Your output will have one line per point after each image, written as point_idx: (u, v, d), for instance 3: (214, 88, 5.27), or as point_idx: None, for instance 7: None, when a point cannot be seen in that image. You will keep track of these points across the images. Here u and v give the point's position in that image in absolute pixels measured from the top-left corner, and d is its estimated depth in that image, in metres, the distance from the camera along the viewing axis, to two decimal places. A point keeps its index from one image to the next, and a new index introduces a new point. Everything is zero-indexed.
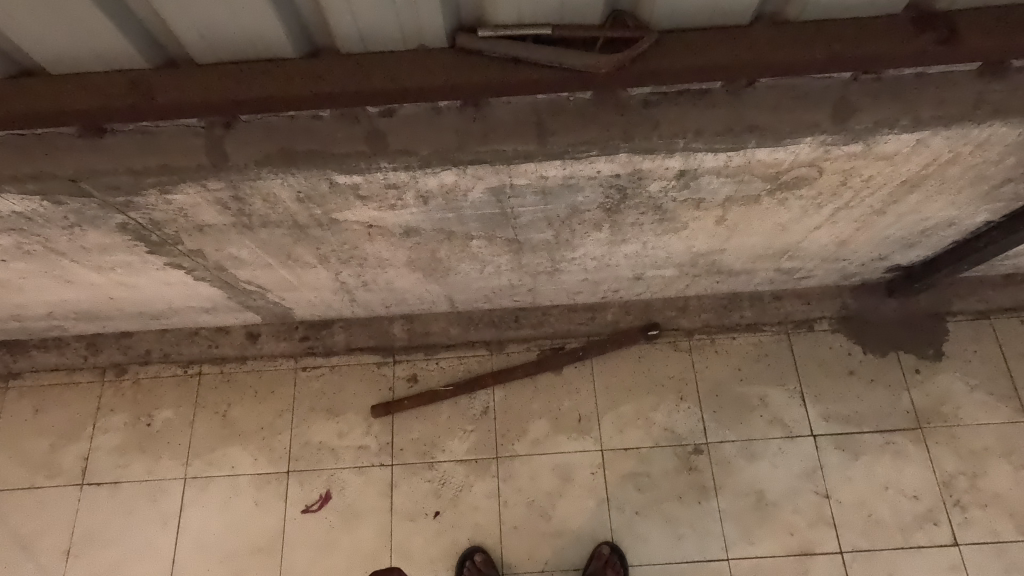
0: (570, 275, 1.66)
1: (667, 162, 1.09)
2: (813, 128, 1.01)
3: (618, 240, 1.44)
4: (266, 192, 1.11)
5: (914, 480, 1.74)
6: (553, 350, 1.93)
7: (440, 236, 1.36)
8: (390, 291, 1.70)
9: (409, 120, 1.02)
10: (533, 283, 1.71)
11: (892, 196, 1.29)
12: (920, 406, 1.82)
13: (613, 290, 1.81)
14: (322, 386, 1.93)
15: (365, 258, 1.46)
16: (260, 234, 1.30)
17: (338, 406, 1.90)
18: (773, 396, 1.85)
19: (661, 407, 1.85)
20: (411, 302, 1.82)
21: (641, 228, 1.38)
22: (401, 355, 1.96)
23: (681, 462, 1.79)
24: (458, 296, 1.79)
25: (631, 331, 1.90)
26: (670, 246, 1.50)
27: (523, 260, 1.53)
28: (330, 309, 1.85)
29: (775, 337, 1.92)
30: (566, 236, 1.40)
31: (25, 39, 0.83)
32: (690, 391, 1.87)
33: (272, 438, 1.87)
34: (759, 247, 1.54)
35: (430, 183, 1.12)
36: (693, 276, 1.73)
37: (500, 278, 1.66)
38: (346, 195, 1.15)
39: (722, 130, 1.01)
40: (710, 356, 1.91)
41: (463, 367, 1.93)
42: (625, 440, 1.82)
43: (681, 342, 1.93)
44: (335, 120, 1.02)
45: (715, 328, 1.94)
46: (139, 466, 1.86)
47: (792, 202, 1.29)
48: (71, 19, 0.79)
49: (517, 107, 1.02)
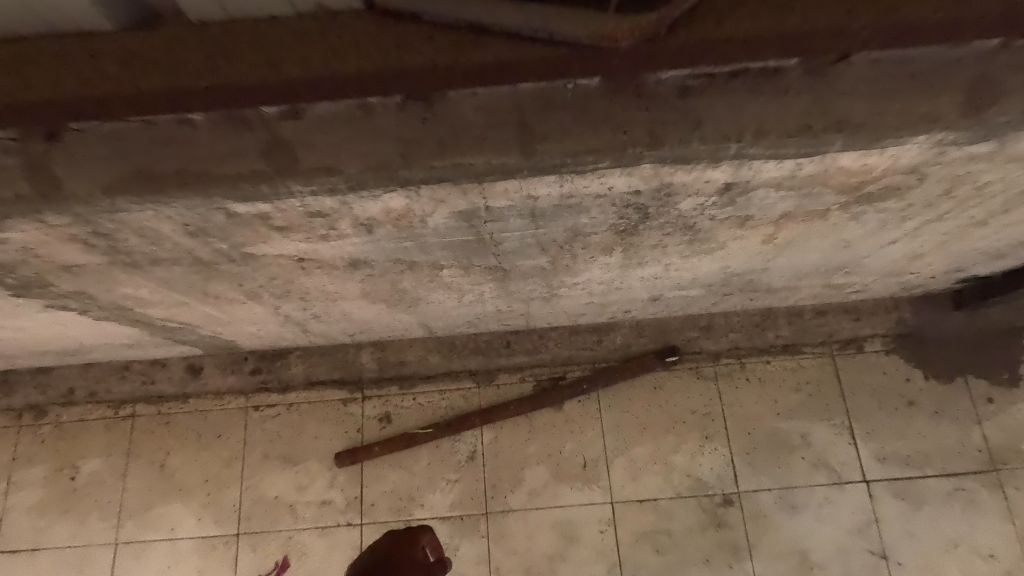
0: (571, 299, 1.33)
1: (707, 175, 0.77)
2: (931, 123, 0.68)
3: (633, 264, 1.11)
4: (138, 227, 0.78)
5: (989, 535, 1.45)
6: (551, 381, 1.63)
7: (398, 267, 1.03)
8: (349, 321, 1.38)
9: (326, 124, 0.67)
10: (525, 308, 1.39)
11: (1005, 206, 0.96)
12: (994, 443, 1.52)
13: (624, 311, 1.49)
14: (278, 429, 1.64)
15: (307, 292, 1.14)
16: (155, 273, 0.97)
17: (297, 452, 1.61)
18: (816, 433, 1.55)
19: (683, 450, 1.55)
20: (378, 330, 1.50)
21: (663, 250, 1.05)
22: (371, 389, 1.66)
23: (707, 516, 1.50)
24: (434, 323, 1.47)
25: (646, 358, 1.58)
26: (698, 267, 1.17)
27: (511, 287, 1.20)
28: (282, 339, 1.53)
29: (817, 361, 1.61)
30: (566, 261, 1.07)
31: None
32: (716, 429, 1.56)
33: (219, 493, 1.58)
34: (811, 264, 1.21)
35: (371, 208, 0.79)
36: (723, 295, 1.41)
37: (484, 306, 1.33)
38: (256, 227, 0.82)
39: (796, 129, 0.68)
40: (739, 385, 1.60)
41: (445, 403, 1.63)
42: (641, 490, 1.52)
43: (704, 369, 1.62)
44: (214, 126, 0.67)
45: (744, 350, 1.62)
46: (62, 529, 1.56)
47: (869, 216, 0.95)
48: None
49: (489, 101, 0.66)
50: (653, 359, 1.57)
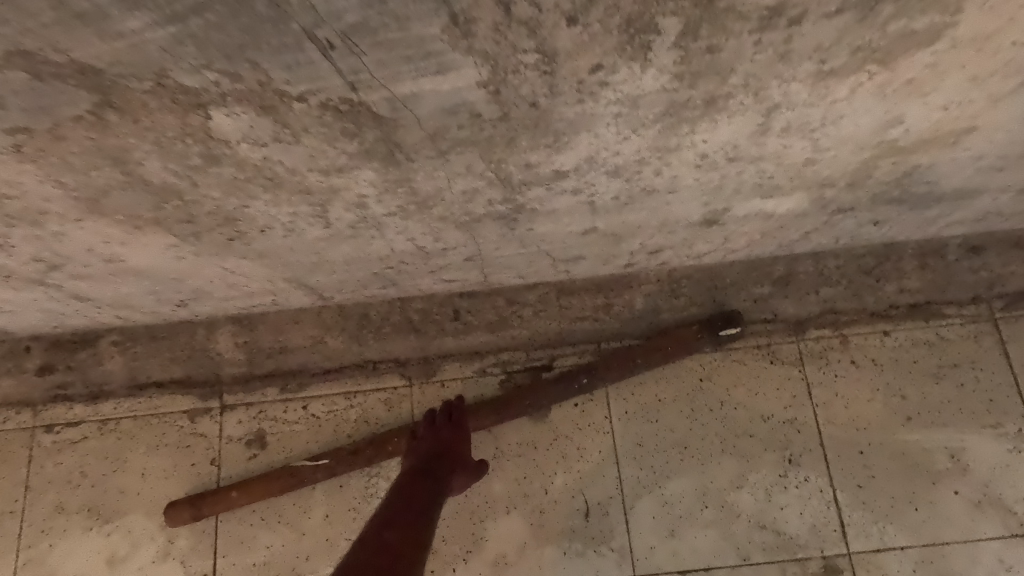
0: (556, 220, 0.69)
1: None
2: None
3: (692, 106, 0.47)
4: None
5: None
6: (526, 375, 1.01)
7: (70, 100, 0.38)
8: (142, 275, 0.74)
9: None
10: (470, 244, 0.74)
11: None
12: None
13: (651, 248, 0.84)
14: (83, 464, 0.99)
15: None
16: None
17: (112, 501, 0.98)
18: (975, 450, 0.92)
19: (752, 482, 0.92)
20: (219, 293, 0.85)
21: (781, 45, 0.41)
22: (238, 394, 1.02)
23: None
24: (315, 278, 0.83)
25: (685, 333, 0.94)
26: (836, 121, 0.51)
27: (420, 184, 0.56)
28: (63, 315, 0.89)
29: (967, 330, 0.98)
30: (530, 85, 0.42)
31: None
32: (806, 447, 0.93)
33: None
34: None
35: None
36: (837, 209, 0.76)
37: (384, 237, 0.69)
38: None
39: None
40: (840, 373, 0.97)
41: (357, 414, 1.00)
42: (683, 554, 0.89)
43: (779, 348, 0.98)
44: None
45: (845, 316, 0.99)
46: None
47: None
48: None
49: None
50: (694, 336, 0.94)
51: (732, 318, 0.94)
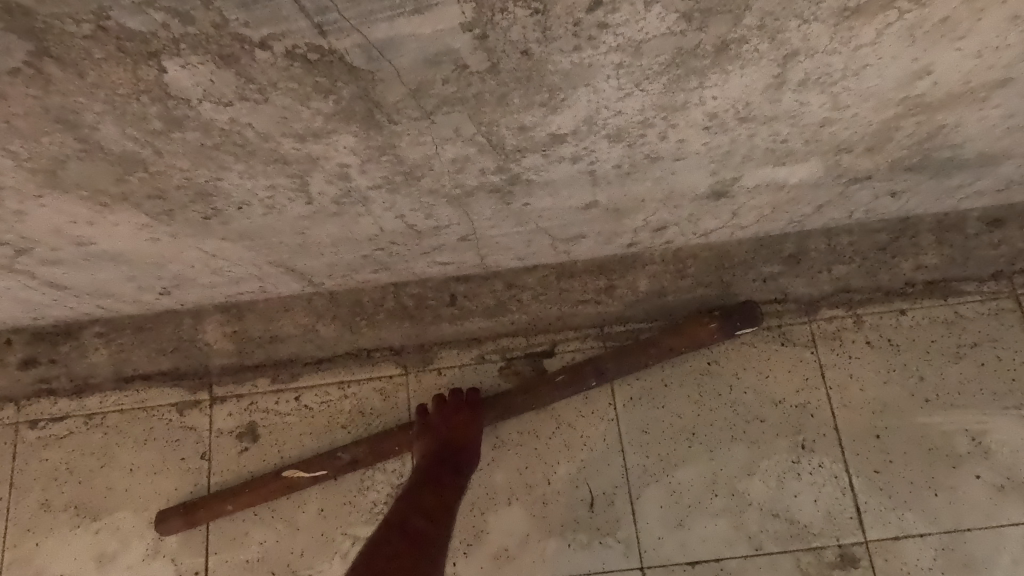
0: (555, 192, 0.65)
1: None
2: None
3: (698, 51, 0.42)
4: None
5: None
6: (526, 359, 0.97)
7: (4, 47, 0.34)
8: (118, 259, 0.70)
9: None
10: (464, 221, 0.70)
11: None
12: None
13: (656, 224, 0.80)
14: (69, 460, 0.95)
15: None
16: None
17: (100, 497, 0.94)
18: (997, 433, 0.88)
19: (764, 469, 0.88)
20: (203, 279, 0.81)
21: None
22: (227, 386, 0.98)
23: None
24: (304, 262, 0.79)
25: (699, 330, 0.88)
26: (859, 68, 0.47)
27: (406, 151, 0.51)
28: (40, 307, 0.85)
29: (987, 307, 0.93)
30: (520, 27, 0.38)
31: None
32: (819, 432, 0.89)
33: None
34: None
35: None
36: (854, 178, 0.72)
37: (372, 213, 0.64)
38: None
39: None
40: (854, 354, 0.92)
41: (352, 405, 0.96)
42: (692, 545, 0.85)
43: (791, 329, 0.94)
44: None
45: (859, 294, 0.94)
46: None
47: None
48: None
49: None
50: (708, 333, 0.88)
51: (748, 316, 0.89)
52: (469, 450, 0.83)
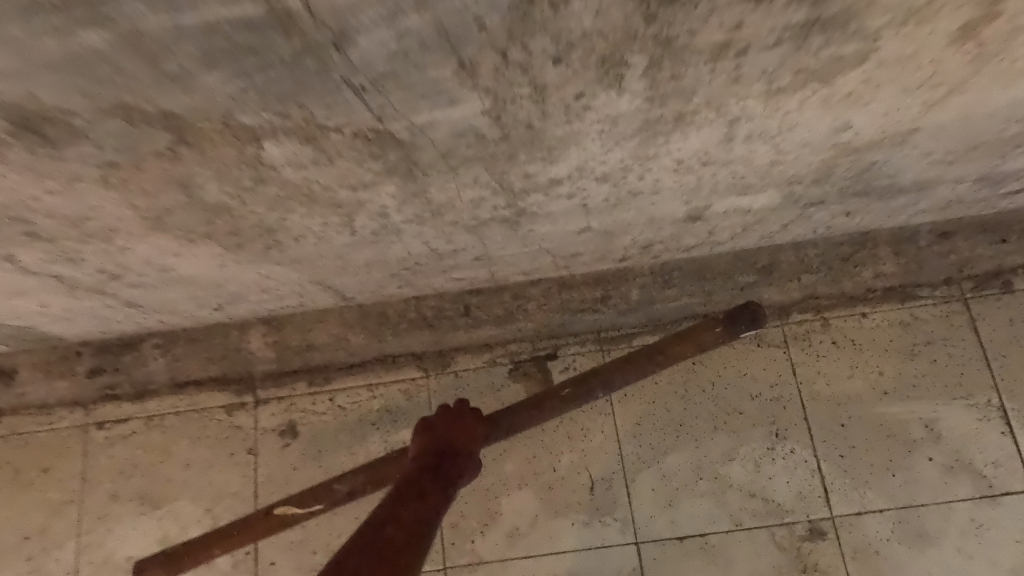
0: (554, 221, 0.77)
1: None
2: None
3: (659, 123, 0.56)
4: None
5: None
6: (532, 358, 1.10)
7: (152, 140, 0.47)
8: (189, 283, 0.83)
9: None
10: (478, 245, 0.83)
11: None
12: None
13: (643, 244, 0.92)
14: (132, 456, 1.09)
15: (23, 220, 0.58)
16: None
17: (160, 488, 1.08)
18: (948, 420, 1.00)
19: (744, 455, 1.00)
20: (253, 297, 0.94)
21: (735, 72, 0.49)
22: (269, 388, 1.11)
23: (788, 559, 0.95)
24: (340, 280, 0.91)
25: (702, 338, 0.86)
26: (793, 128, 0.60)
27: (435, 195, 0.64)
28: (111, 322, 0.99)
29: (939, 310, 1.05)
30: (525, 112, 0.51)
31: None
32: (791, 421, 1.01)
33: (44, 558, 1.05)
34: (995, 119, 0.64)
35: None
36: (810, 202, 0.84)
37: (404, 241, 0.77)
38: None
39: None
40: (821, 352, 1.05)
41: (379, 404, 1.09)
42: (681, 522, 0.98)
43: (766, 332, 1.06)
44: None
45: (826, 299, 1.07)
46: None
47: None
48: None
49: None
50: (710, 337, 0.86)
51: (755, 315, 0.86)
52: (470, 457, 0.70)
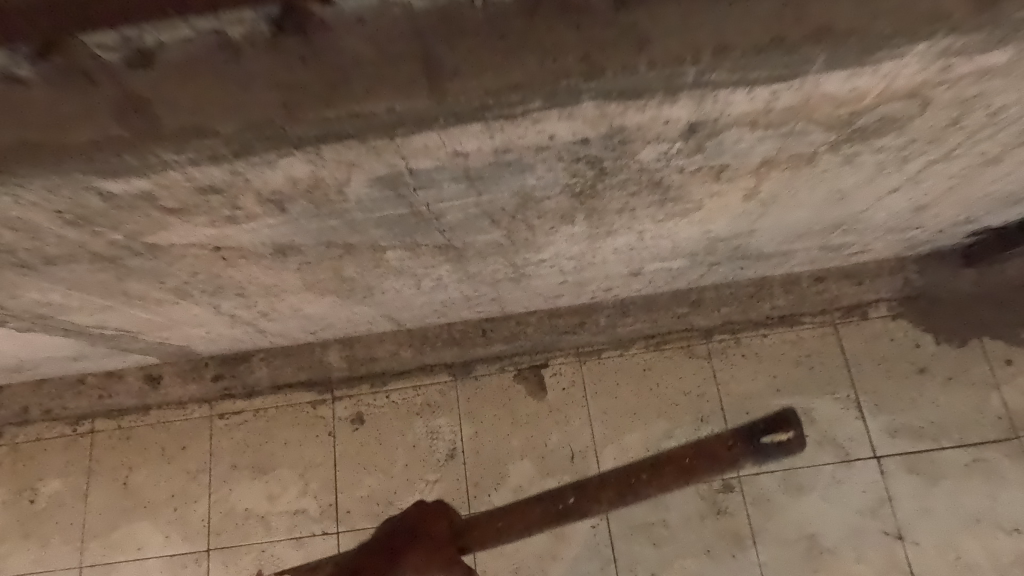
0: (543, 278, 1.22)
1: (665, 112, 0.63)
2: (932, 25, 0.54)
3: (600, 233, 0.99)
4: (8, 218, 0.68)
5: (1013, 507, 1.34)
6: (531, 368, 1.53)
7: (332, 252, 0.92)
8: (305, 318, 1.27)
9: (182, 72, 0.52)
10: (494, 292, 1.27)
11: (1019, 137, 0.82)
12: (1015, 408, 1.40)
13: (605, 289, 1.36)
14: (245, 437, 1.53)
15: (240, 287, 1.02)
16: (58, 274, 0.86)
17: (266, 460, 1.51)
18: (819, 409, 1.43)
19: (677, 434, 1.45)
20: (340, 325, 1.38)
21: (634, 215, 0.94)
22: (342, 389, 1.55)
23: (706, 504, 1.39)
24: (400, 314, 1.35)
25: (714, 443, 0.76)
26: (677, 233, 1.04)
27: (471, 268, 1.09)
28: (238, 342, 1.43)
29: (817, 332, 1.49)
30: (523, 233, 0.95)
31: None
32: (711, 410, 1.45)
33: (186, 508, 1.49)
34: (803, 223, 1.08)
35: (273, 179, 0.67)
36: (712, 263, 1.28)
37: (448, 291, 1.21)
38: (144, 209, 0.70)
39: (764, 43, 0.54)
40: (734, 361, 1.48)
41: (421, 399, 1.53)
42: None
43: (695, 347, 1.50)
44: (44, 85, 0.52)
45: (738, 324, 1.50)
46: (25, 554, 1.50)
47: (864, 158, 0.82)
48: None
49: (378, 22, 0.50)
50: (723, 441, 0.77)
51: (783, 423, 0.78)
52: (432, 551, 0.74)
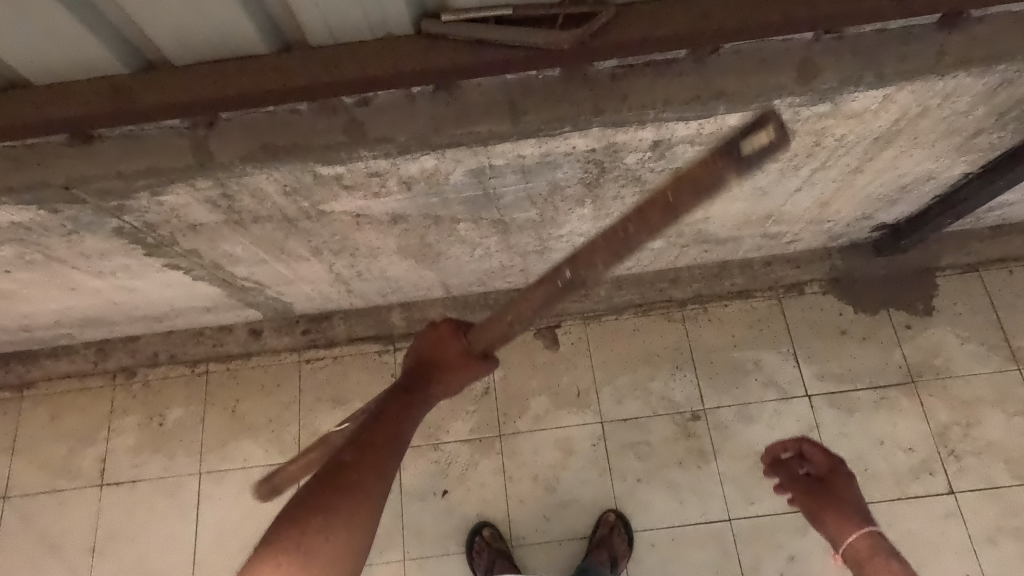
0: (560, 252, 1.69)
1: (639, 134, 1.11)
2: (780, 91, 1.02)
3: (602, 215, 1.47)
4: (253, 188, 1.14)
5: (909, 432, 1.80)
6: (548, 328, 1.97)
7: (426, 222, 1.39)
8: (386, 279, 1.75)
9: (384, 108, 1.05)
10: (524, 263, 1.75)
11: (867, 154, 1.31)
12: (912, 360, 1.87)
13: (604, 265, 1.84)
14: (327, 376, 1.99)
15: (356, 248, 1.50)
16: (252, 230, 1.34)
17: (343, 394, 1.97)
18: (766, 360, 1.90)
19: (659, 377, 1.90)
20: (407, 289, 1.85)
21: (624, 203, 1.42)
22: (401, 341, 2.01)
23: (679, 428, 1.85)
24: (452, 281, 1.82)
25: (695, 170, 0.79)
26: None
27: (512, 240, 1.56)
28: (329, 301, 1.90)
29: (766, 302, 1.96)
30: (551, 214, 1.43)
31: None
32: (685, 360, 1.91)
33: (281, 430, 1.95)
34: (742, 213, 1.56)
35: (412, 169, 1.14)
36: (682, 246, 1.76)
37: (491, 260, 1.69)
38: (331, 186, 1.17)
39: (690, 98, 1.02)
40: (703, 324, 1.95)
41: None
42: (624, 411, 1.87)
43: (673, 313, 1.97)
44: (313, 113, 1.05)
45: (706, 297, 1.97)
46: (155, 463, 1.94)
47: (768, 165, 1.31)
48: (28, 10, 0.79)
49: (487, 88, 1.04)
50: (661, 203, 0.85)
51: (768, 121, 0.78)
52: (443, 366, 0.97)
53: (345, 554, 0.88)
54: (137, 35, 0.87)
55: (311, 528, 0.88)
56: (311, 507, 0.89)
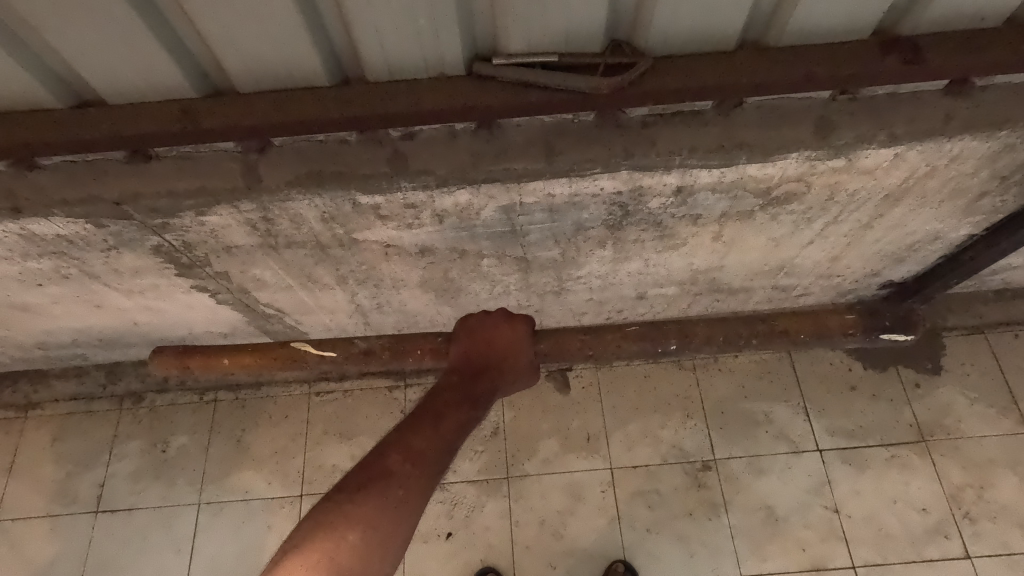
0: (575, 294, 1.73)
1: (665, 179, 1.16)
2: (798, 145, 1.09)
3: (621, 258, 1.52)
4: (293, 213, 1.18)
5: (922, 492, 1.78)
6: (559, 371, 1.98)
7: (452, 255, 1.44)
8: (404, 313, 1.78)
9: (427, 143, 1.11)
10: (540, 303, 1.78)
11: (878, 210, 1.38)
12: (923, 419, 1.87)
13: (618, 309, 1.88)
14: (335, 410, 1.98)
15: (381, 279, 1.54)
16: (284, 255, 1.38)
17: (352, 429, 1.96)
18: (776, 412, 1.90)
19: (669, 424, 1.90)
20: (423, 324, 1.88)
21: (643, 247, 1.47)
22: (413, 378, 2.02)
23: (690, 478, 1.82)
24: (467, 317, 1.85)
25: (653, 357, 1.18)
26: (671, 263, 1.58)
27: (532, 279, 1.61)
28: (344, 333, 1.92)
29: (775, 354, 1.98)
30: (571, 254, 1.48)
31: (73, 55, 0.91)
32: (694, 408, 1.92)
33: (286, 462, 1.92)
34: (755, 263, 1.62)
35: (446, 203, 1.19)
36: (695, 293, 1.80)
37: (509, 299, 1.72)
38: (368, 215, 1.21)
39: (715, 148, 1.09)
40: (713, 374, 1.96)
41: None
42: (634, 457, 1.86)
43: (684, 360, 1.99)
44: (360, 144, 1.11)
45: None
46: (154, 492, 1.90)
47: (783, 217, 1.37)
48: (118, 35, 0.87)
49: (527, 129, 1.11)
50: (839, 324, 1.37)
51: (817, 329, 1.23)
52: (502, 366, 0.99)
53: (384, 536, 0.84)
54: (210, 61, 0.95)
55: (362, 517, 0.84)
56: (362, 495, 0.85)
